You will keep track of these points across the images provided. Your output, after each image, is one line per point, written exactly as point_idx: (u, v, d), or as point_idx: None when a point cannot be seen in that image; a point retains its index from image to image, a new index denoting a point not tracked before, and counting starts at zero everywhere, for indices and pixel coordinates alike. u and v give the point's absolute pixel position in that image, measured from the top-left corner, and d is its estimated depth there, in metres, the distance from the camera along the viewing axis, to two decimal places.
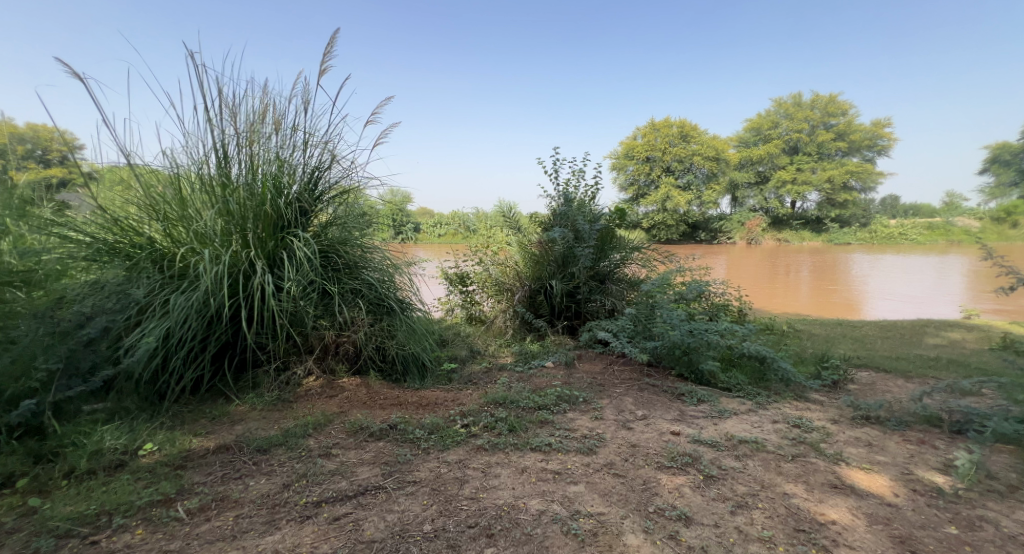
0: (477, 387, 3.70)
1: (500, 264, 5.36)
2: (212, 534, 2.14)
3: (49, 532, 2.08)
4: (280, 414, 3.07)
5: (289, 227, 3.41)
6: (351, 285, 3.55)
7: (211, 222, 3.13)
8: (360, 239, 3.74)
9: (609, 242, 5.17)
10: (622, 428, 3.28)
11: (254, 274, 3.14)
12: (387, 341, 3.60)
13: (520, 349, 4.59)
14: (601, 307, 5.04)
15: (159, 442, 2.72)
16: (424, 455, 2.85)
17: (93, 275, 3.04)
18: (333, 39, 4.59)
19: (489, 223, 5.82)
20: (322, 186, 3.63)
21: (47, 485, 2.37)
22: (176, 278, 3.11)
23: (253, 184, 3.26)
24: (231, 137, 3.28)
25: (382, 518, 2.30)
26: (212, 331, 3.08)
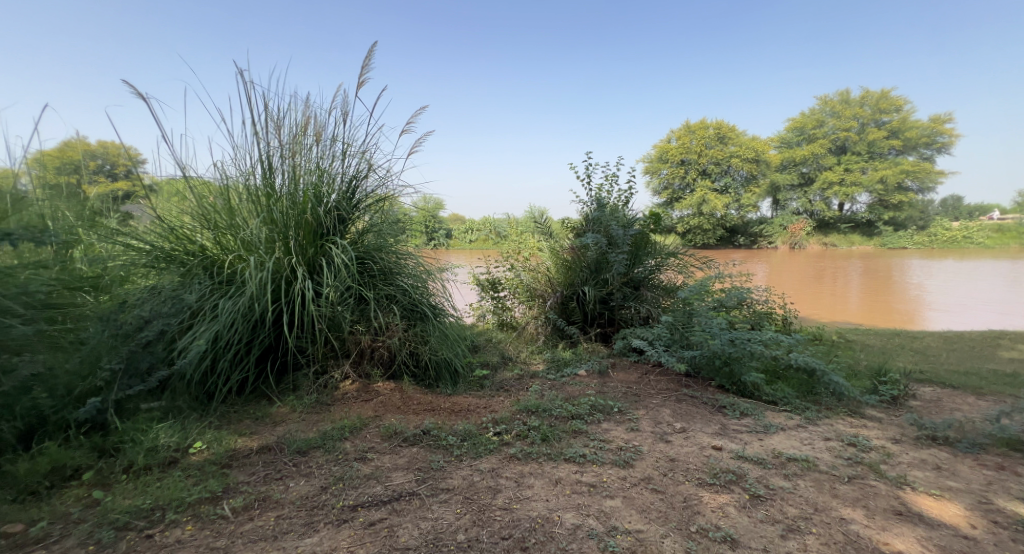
0: (509, 395, 3.68)
1: (531, 270, 5.35)
2: (255, 534, 2.21)
3: (109, 523, 2.21)
4: (318, 416, 3.15)
5: (328, 235, 3.52)
6: (386, 291, 3.63)
7: (257, 230, 3.29)
8: (396, 246, 3.83)
9: (644, 247, 5.04)
10: (659, 441, 3.15)
11: (295, 280, 3.29)
12: (421, 346, 3.65)
13: (552, 357, 4.54)
14: (635, 314, 4.91)
15: (208, 440, 2.86)
16: (456, 462, 2.84)
17: (151, 282, 3.28)
18: (370, 52, 4.75)
19: (518, 228, 5.74)
20: (359, 194, 3.74)
21: (108, 478, 2.53)
22: (225, 284, 3.27)
23: (295, 193, 3.40)
24: (275, 149, 3.45)
25: (416, 525, 2.31)
26: (256, 335, 3.22)
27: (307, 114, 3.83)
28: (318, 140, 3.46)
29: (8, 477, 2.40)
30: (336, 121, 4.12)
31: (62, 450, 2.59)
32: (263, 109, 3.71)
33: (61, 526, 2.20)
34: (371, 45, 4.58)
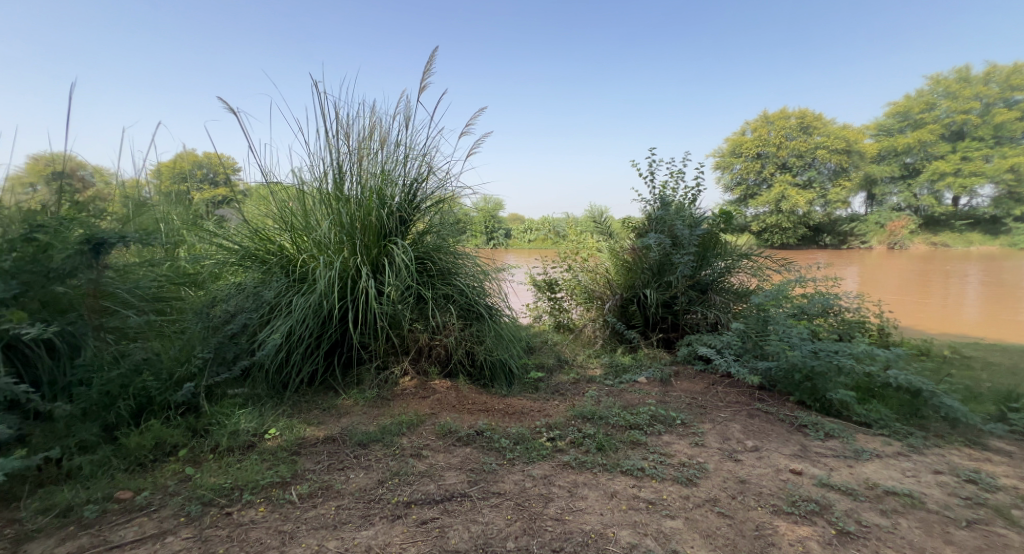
0: (563, 399, 3.58)
1: (590, 271, 5.20)
2: (317, 521, 2.25)
3: (197, 499, 2.32)
4: (378, 411, 3.21)
5: (390, 236, 3.66)
6: (443, 290, 3.69)
7: (328, 231, 3.50)
8: (454, 246, 3.91)
9: (712, 249, 4.76)
10: (727, 460, 2.88)
11: (360, 278, 3.44)
12: (477, 346, 3.68)
13: (611, 361, 4.37)
14: (701, 319, 4.68)
15: (282, 428, 2.91)
16: (508, 465, 2.77)
17: (238, 279, 3.54)
18: (433, 57, 4.91)
19: (577, 228, 5.60)
20: (421, 195, 3.86)
21: (198, 457, 2.61)
22: (299, 281, 3.46)
23: (361, 196, 3.59)
24: (345, 155, 3.67)
25: (466, 528, 2.26)
26: (325, 330, 3.39)
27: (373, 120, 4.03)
28: (382, 145, 3.63)
29: (119, 448, 2.52)
30: (401, 126, 4.29)
31: (162, 427, 2.68)
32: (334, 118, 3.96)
33: (158, 497, 2.32)
34: (433, 51, 4.72)
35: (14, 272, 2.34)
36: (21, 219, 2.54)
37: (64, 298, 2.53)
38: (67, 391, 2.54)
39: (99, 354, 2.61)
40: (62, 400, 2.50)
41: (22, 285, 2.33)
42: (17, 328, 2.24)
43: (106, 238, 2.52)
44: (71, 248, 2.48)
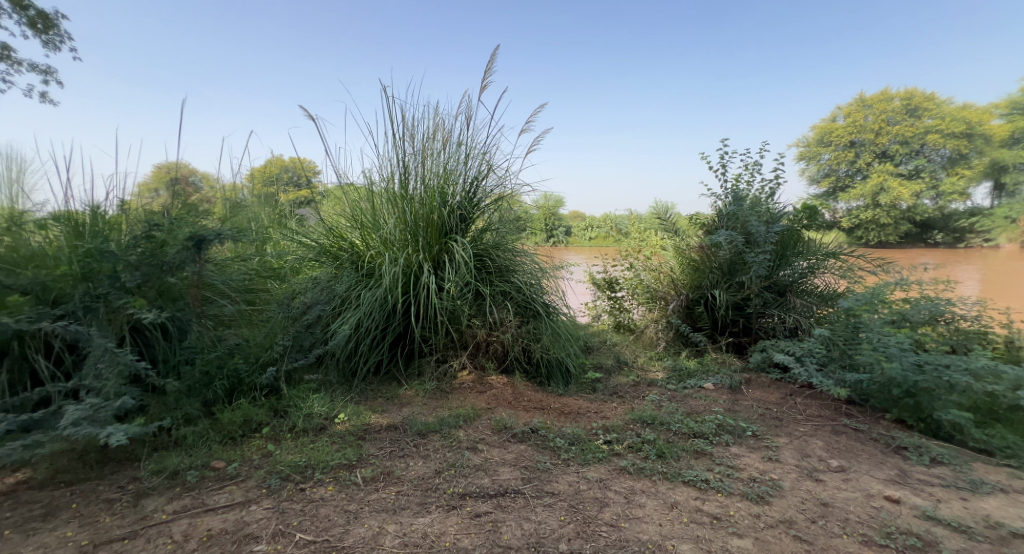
0: (622, 401, 3.49)
1: (652, 269, 5.05)
2: (379, 504, 2.37)
3: (276, 473, 2.52)
4: (437, 403, 3.32)
5: (450, 233, 3.80)
6: (501, 287, 3.78)
7: (394, 229, 3.67)
8: (513, 244, 4.00)
9: (792, 247, 4.46)
10: (806, 479, 2.63)
11: (422, 274, 3.61)
12: (533, 344, 3.72)
13: (674, 365, 4.21)
14: (776, 322, 4.46)
15: (349, 413, 3.10)
16: (562, 466, 2.73)
17: (315, 273, 3.80)
18: (494, 57, 5.01)
19: (640, 225, 5.46)
20: (480, 194, 3.97)
21: (279, 435, 2.83)
22: (366, 276, 3.67)
23: (425, 194, 3.75)
24: (411, 155, 3.84)
25: (520, 525, 2.26)
26: (390, 323, 3.57)
27: (437, 121, 4.18)
28: (444, 144, 3.75)
29: (214, 422, 2.80)
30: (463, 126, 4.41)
31: (249, 405, 2.95)
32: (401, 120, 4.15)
33: (244, 468, 2.56)
34: (495, 51, 4.82)
35: (137, 264, 2.64)
36: (143, 220, 2.88)
37: (174, 287, 2.86)
38: (176, 369, 2.85)
39: (200, 337, 2.95)
40: (172, 377, 2.82)
41: (144, 276, 2.63)
42: (138, 313, 2.52)
43: (206, 234, 2.78)
44: (180, 244, 2.75)
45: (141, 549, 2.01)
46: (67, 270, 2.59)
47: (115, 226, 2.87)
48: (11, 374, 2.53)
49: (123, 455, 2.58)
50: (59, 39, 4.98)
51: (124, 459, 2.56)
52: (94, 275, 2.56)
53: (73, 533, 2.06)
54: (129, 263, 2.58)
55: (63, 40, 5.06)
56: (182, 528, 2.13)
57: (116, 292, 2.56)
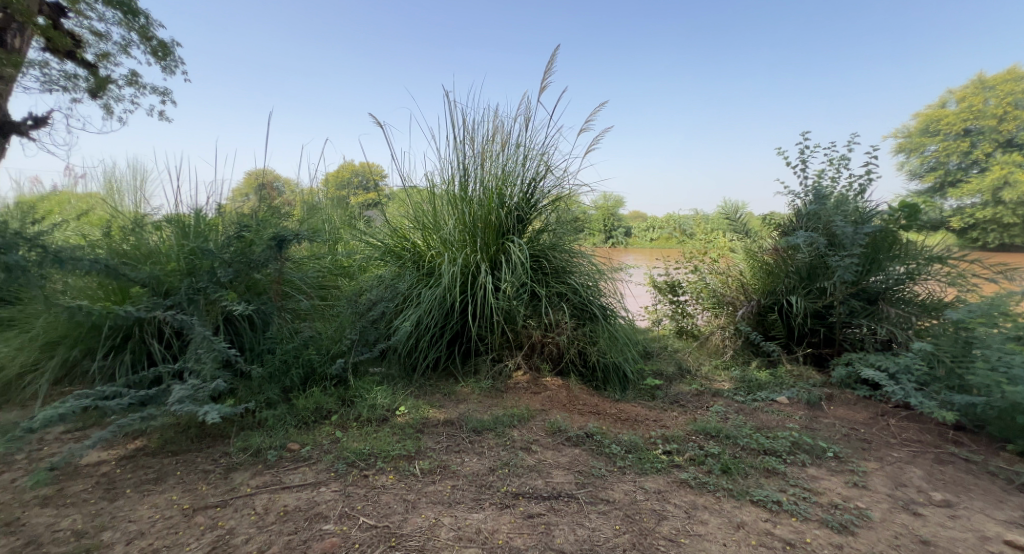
0: (684, 411, 3.34)
1: (718, 273, 4.85)
2: (436, 496, 2.45)
3: (343, 459, 2.68)
4: (493, 401, 3.36)
5: (508, 234, 3.84)
6: (557, 288, 3.79)
7: (453, 230, 3.77)
8: (570, 245, 4.00)
9: (886, 250, 4.07)
10: (901, 511, 2.34)
11: (479, 274, 3.68)
12: (589, 347, 3.69)
13: (743, 376, 3.99)
14: (865, 332, 4.11)
15: (409, 406, 3.21)
16: (618, 473, 2.66)
17: (379, 272, 3.95)
18: (554, 57, 5.00)
19: (706, 226, 5.24)
20: (538, 194, 3.98)
21: (346, 423, 3.00)
22: (427, 275, 3.79)
23: (483, 196, 3.82)
24: (470, 157, 3.91)
25: (573, 530, 2.22)
26: (448, 321, 3.67)
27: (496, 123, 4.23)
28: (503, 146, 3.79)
29: (291, 407, 3.02)
30: (522, 128, 4.43)
31: (321, 394, 3.16)
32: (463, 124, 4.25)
33: (316, 452, 2.73)
34: (554, 51, 4.80)
35: (230, 261, 2.90)
36: (235, 223, 3.18)
37: (260, 283, 3.21)
38: (258, 357, 3.11)
39: (280, 329, 3.24)
40: (256, 363, 3.09)
41: (235, 272, 2.89)
42: (229, 305, 2.78)
43: (287, 235, 2.99)
44: (265, 244, 3.00)
45: (229, 517, 2.24)
46: (176, 266, 2.95)
47: (211, 228, 3.20)
48: (131, 355, 2.91)
49: (217, 432, 2.85)
50: (175, 64, 5.67)
51: (217, 436, 2.83)
52: (196, 271, 2.88)
53: (177, 497, 2.34)
54: (224, 260, 2.86)
55: (178, 65, 5.76)
56: (263, 502, 2.34)
57: (214, 286, 2.84)
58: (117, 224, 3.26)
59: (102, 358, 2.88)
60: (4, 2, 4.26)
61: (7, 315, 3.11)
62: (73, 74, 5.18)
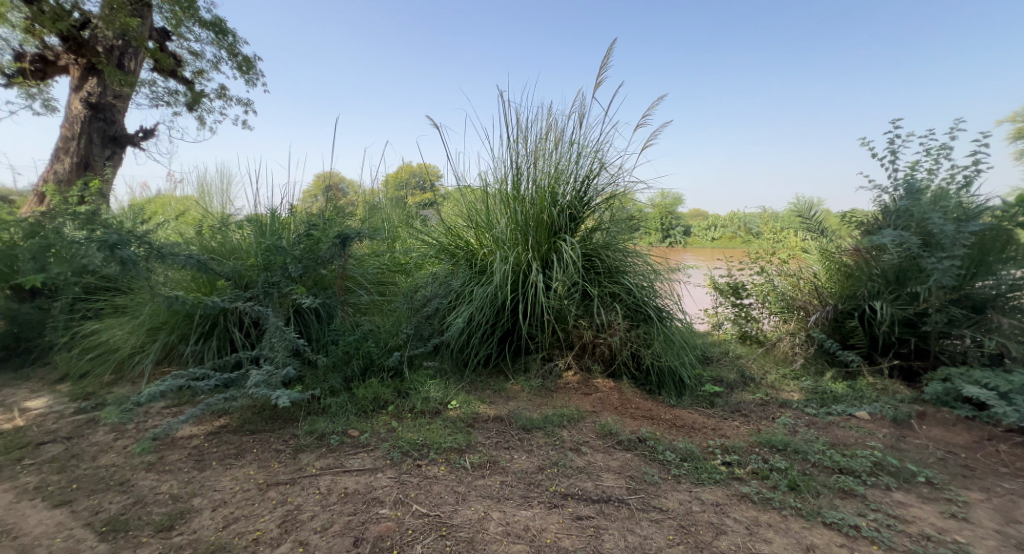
0: (746, 422, 3.16)
1: (788, 275, 4.58)
2: (485, 490, 2.49)
3: (399, 447, 2.80)
4: (543, 400, 3.36)
5: (560, 233, 3.83)
6: (610, 288, 3.72)
7: (505, 228, 3.80)
8: (624, 245, 3.92)
9: (997, 251, 3.51)
10: (1013, 550, 2.03)
11: (530, 273, 3.68)
12: (643, 349, 3.59)
13: (815, 388, 3.72)
14: (968, 343, 3.64)
15: (461, 401, 3.28)
16: (672, 482, 2.55)
17: (434, 269, 4.05)
18: (611, 52, 4.90)
19: (774, 224, 5.08)
20: (592, 192, 3.93)
21: (401, 413, 3.13)
22: (479, 272, 3.85)
23: (536, 195, 3.82)
24: (523, 157, 3.93)
25: (623, 536, 2.16)
26: (499, 319, 3.71)
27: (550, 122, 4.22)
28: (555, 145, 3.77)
29: (351, 395, 3.20)
30: (576, 125, 4.39)
31: (378, 384, 3.32)
32: (517, 123, 4.28)
33: (374, 439, 2.88)
34: (610, 45, 4.71)
35: (300, 258, 3.13)
36: (305, 223, 3.42)
37: (326, 277, 3.53)
38: (324, 347, 3.35)
39: (343, 322, 3.45)
40: (320, 353, 3.32)
41: (303, 268, 3.11)
42: (298, 298, 2.98)
43: (350, 233, 3.16)
44: (330, 242, 3.19)
45: (297, 494, 2.43)
46: (255, 261, 3.23)
47: (284, 228, 3.46)
48: (217, 342, 3.24)
49: (287, 415, 3.09)
50: (255, 77, 6.15)
51: (287, 418, 3.07)
52: (271, 266, 3.14)
53: (253, 472, 2.58)
54: (295, 257, 3.08)
55: (259, 77, 6.25)
56: (326, 484, 2.50)
57: (286, 280, 3.08)
58: (208, 225, 3.65)
59: (194, 343, 3.23)
60: (122, 30, 5.06)
61: (122, 303, 3.60)
62: (174, 91, 5.81)
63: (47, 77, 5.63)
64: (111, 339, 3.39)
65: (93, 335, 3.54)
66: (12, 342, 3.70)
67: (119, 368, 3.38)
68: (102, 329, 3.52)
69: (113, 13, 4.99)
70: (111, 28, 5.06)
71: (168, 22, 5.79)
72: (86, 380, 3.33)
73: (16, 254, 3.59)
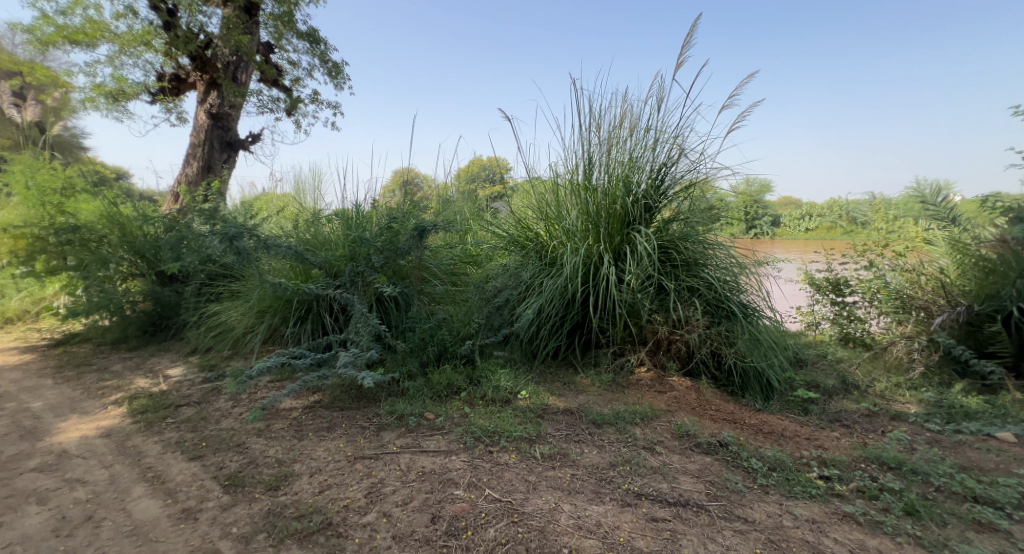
0: (850, 434, 2.84)
1: (905, 271, 4.07)
2: (556, 482, 2.47)
3: (472, 433, 2.87)
4: (614, 395, 3.26)
5: (634, 224, 3.64)
6: (688, 283, 3.48)
7: (576, 219, 3.69)
8: (704, 235, 3.64)
9: None
10: None
11: (602, 265, 3.55)
12: (725, 348, 3.37)
13: (939, 401, 3.25)
14: None
15: (531, 392, 3.28)
16: (759, 492, 2.33)
17: (504, 260, 4.05)
18: (693, 28, 4.52)
19: (887, 212, 4.59)
20: (669, 180, 3.69)
21: (473, 400, 3.21)
22: (549, 264, 3.78)
23: (609, 184, 3.65)
24: (596, 146, 3.77)
25: (702, 544, 2.02)
26: (568, 311, 3.63)
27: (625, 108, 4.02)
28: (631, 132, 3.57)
29: (427, 380, 3.35)
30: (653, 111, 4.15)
31: (452, 371, 3.43)
32: (590, 111, 4.12)
33: (449, 423, 2.99)
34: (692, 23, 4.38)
35: (383, 249, 3.32)
36: (386, 218, 3.60)
37: (404, 268, 3.75)
38: (403, 334, 3.54)
39: (419, 310, 3.60)
40: (398, 339, 3.51)
41: (385, 257, 3.29)
42: (380, 287, 3.21)
43: (428, 226, 3.25)
44: (409, 234, 3.29)
45: (380, 468, 2.60)
46: (344, 252, 3.51)
47: (366, 223, 3.70)
48: (312, 326, 3.56)
49: (370, 395, 3.30)
50: (342, 81, 6.55)
51: (370, 398, 3.28)
52: (357, 257, 3.36)
53: (343, 445, 2.81)
54: (377, 248, 3.29)
55: (345, 82, 6.64)
56: (406, 462, 2.65)
57: (370, 270, 3.29)
58: (303, 219, 4.01)
59: (293, 326, 3.58)
60: (236, 47, 5.74)
61: (236, 288, 4.10)
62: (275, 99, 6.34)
63: (181, 93, 6.43)
64: (228, 319, 3.87)
65: (216, 316, 4.07)
66: (157, 320, 4.41)
67: (236, 343, 3.86)
68: (222, 310, 4.03)
69: (229, 33, 5.68)
70: (228, 46, 5.76)
71: (272, 36, 6.35)
72: (211, 354, 3.86)
73: (160, 245, 4.30)
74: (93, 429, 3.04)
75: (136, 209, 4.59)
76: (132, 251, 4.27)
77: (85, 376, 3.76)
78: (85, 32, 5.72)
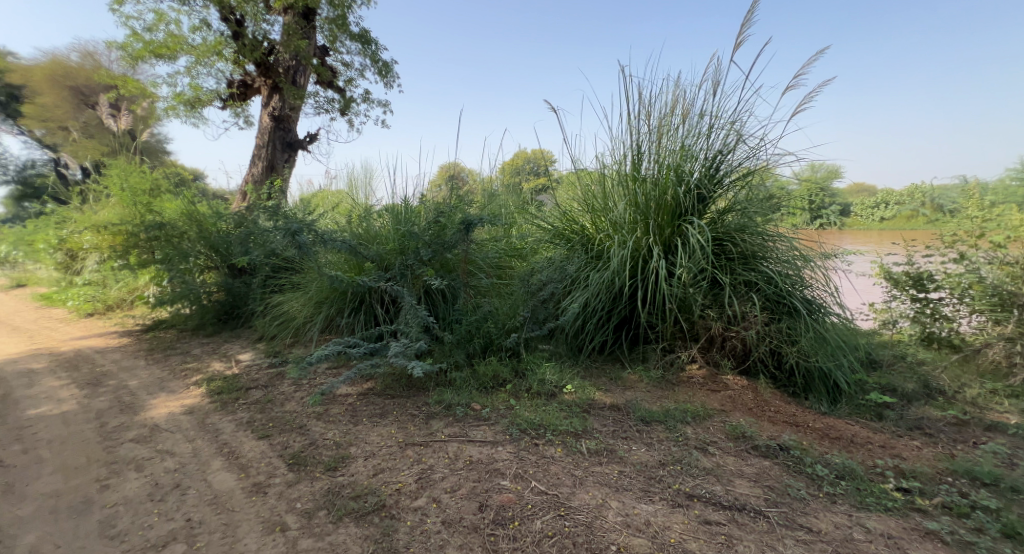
0: (933, 445, 2.57)
1: (1006, 264, 3.62)
2: (603, 477, 2.40)
3: (518, 425, 2.86)
4: (663, 393, 3.14)
5: (686, 215, 3.45)
6: (745, 277, 3.27)
7: (624, 211, 3.55)
8: (763, 226, 3.40)
9: None
10: None
11: (651, 258, 3.40)
12: (786, 346, 3.14)
13: None
14: None
15: (577, 386, 3.21)
16: (825, 500, 2.15)
17: (549, 254, 3.99)
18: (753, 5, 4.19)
19: (984, 199, 3.96)
20: (724, 168, 3.47)
21: (518, 392, 3.19)
22: (595, 257, 3.67)
23: (659, 174, 3.47)
24: (645, 135, 3.59)
25: (759, 551, 1.89)
26: (616, 306, 3.51)
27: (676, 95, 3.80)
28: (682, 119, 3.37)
29: (473, 371, 3.37)
30: (707, 97, 3.92)
31: (498, 363, 3.43)
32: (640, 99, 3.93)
33: (495, 414, 2.99)
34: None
35: (430, 242, 3.36)
36: (435, 213, 3.64)
37: (451, 261, 3.82)
38: (450, 326, 3.60)
39: (465, 303, 3.63)
40: (445, 331, 3.56)
41: (433, 250, 3.33)
42: (428, 280, 3.25)
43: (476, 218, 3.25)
44: (456, 227, 3.30)
45: (429, 455, 2.65)
46: (394, 246, 3.59)
47: (413, 218, 3.75)
48: (364, 317, 3.68)
49: (419, 384, 3.38)
50: (392, 78, 6.62)
51: (419, 388, 3.35)
52: (406, 250, 3.43)
53: (394, 432, 2.89)
54: (425, 242, 3.34)
55: (394, 79, 6.70)
56: (453, 450, 2.68)
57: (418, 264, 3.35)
58: (356, 215, 4.15)
59: (347, 316, 3.72)
60: (296, 52, 6.01)
61: (296, 280, 4.32)
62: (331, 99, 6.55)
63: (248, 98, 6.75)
64: (290, 310, 4.09)
65: (280, 306, 4.31)
66: (229, 309, 4.72)
67: (297, 332, 4.07)
68: (285, 301, 4.26)
69: (289, 39, 5.94)
70: (289, 51, 6.03)
71: (327, 40, 6.58)
72: (276, 341, 4.10)
73: (231, 240, 4.61)
74: (178, 406, 3.33)
75: (211, 207, 4.95)
76: (208, 245, 4.62)
77: (171, 358, 4.12)
78: (168, 46, 6.17)
